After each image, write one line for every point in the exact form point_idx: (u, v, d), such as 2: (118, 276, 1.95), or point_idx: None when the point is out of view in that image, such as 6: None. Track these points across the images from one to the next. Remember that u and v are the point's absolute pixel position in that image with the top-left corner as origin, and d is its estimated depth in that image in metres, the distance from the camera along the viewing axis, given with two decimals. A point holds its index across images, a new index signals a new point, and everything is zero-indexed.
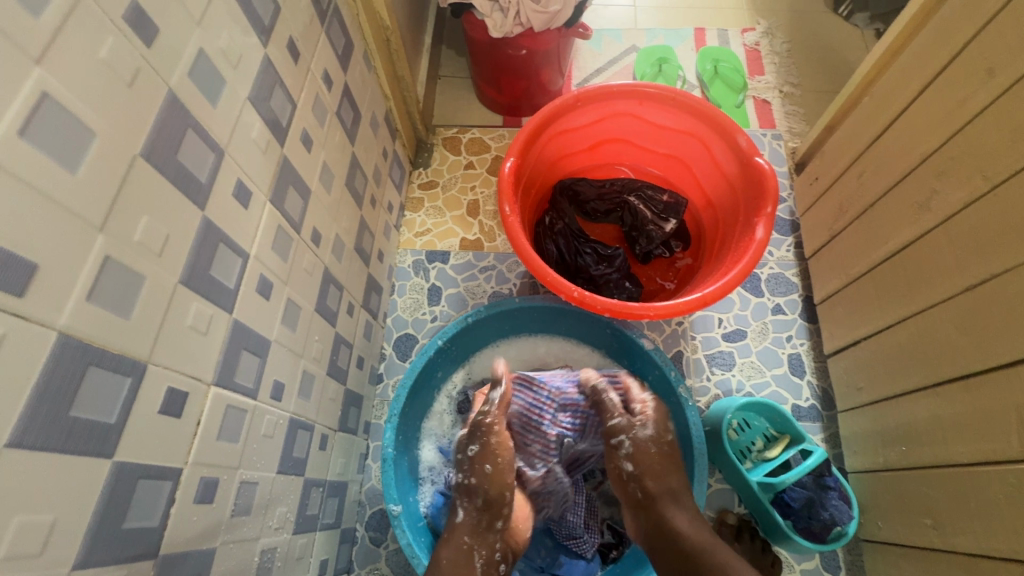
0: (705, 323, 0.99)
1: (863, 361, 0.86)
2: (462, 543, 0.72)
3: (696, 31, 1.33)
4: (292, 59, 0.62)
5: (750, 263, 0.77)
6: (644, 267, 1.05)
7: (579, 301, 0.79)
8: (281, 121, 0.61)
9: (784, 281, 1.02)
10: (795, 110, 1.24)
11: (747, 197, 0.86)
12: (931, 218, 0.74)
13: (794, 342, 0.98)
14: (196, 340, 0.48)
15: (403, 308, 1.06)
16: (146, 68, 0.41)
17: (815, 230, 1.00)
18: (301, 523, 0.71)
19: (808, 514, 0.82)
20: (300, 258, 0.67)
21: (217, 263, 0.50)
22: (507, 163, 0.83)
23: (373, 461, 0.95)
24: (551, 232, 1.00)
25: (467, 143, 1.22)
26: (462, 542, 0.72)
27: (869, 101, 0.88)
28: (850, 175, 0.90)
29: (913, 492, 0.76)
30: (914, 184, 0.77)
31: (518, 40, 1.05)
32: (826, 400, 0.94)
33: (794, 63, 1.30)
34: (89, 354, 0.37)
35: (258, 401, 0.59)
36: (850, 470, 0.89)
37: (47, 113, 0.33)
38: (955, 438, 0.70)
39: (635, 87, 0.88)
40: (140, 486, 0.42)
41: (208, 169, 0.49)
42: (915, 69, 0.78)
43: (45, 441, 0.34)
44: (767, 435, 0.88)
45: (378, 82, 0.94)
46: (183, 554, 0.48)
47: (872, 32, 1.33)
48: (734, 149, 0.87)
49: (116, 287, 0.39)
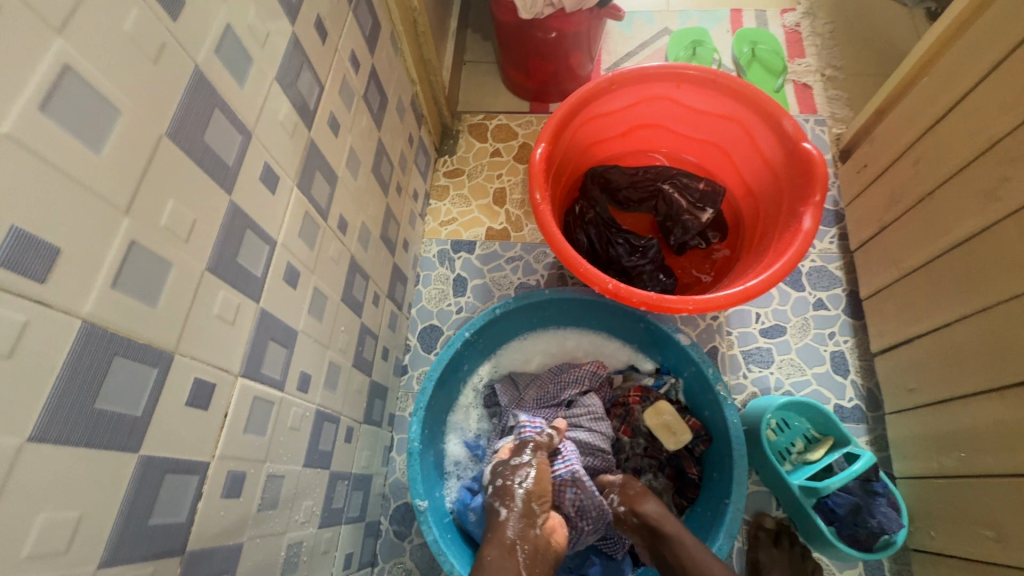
0: (742, 318, 0.95)
1: (916, 360, 0.81)
2: (504, 538, 0.64)
3: (732, 12, 1.27)
4: (320, 39, 0.60)
5: (798, 255, 0.73)
6: (678, 259, 1.01)
7: (614, 293, 0.76)
8: (308, 103, 0.59)
9: (827, 275, 0.97)
10: (839, 94, 1.18)
11: (793, 185, 0.81)
12: (1000, 208, 0.68)
13: (837, 339, 0.93)
14: (223, 330, 0.46)
15: (428, 299, 1.04)
16: (172, 43, 0.38)
17: (862, 221, 0.94)
18: (326, 516, 0.69)
19: (853, 521, 0.77)
20: (326, 246, 0.65)
21: (244, 250, 0.48)
22: (539, 149, 0.79)
23: (397, 454, 0.94)
24: (581, 221, 0.97)
25: (493, 130, 1.18)
26: (506, 539, 0.64)
27: (929, 82, 0.81)
28: (904, 162, 0.85)
29: (972, 502, 0.71)
30: (980, 171, 0.71)
31: (548, 22, 1.00)
32: (872, 401, 0.89)
33: (838, 44, 1.23)
34: (114, 343, 0.35)
35: (284, 394, 0.57)
36: (899, 476, 0.84)
37: (68, 87, 0.31)
38: (1022, 446, 0.65)
39: (675, 68, 0.83)
40: (167, 480, 0.41)
41: (235, 152, 0.46)
42: (982, 47, 0.72)
43: (69, 435, 0.33)
44: (808, 437, 0.84)
45: (405, 65, 0.91)
46: (210, 550, 0.46)
47: (923, 10, 1.25)
48: (780, 134, 0.81)
49: (142, 273, 0.37)
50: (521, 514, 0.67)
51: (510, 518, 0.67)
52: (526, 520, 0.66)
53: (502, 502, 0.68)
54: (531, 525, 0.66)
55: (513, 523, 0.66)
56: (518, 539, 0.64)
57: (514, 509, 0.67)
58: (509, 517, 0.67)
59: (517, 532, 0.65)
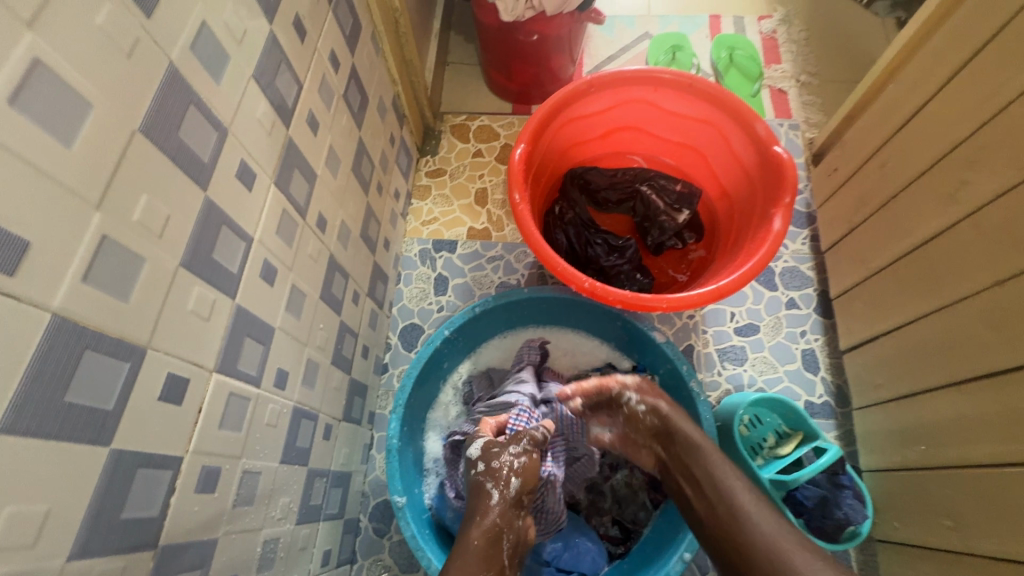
0: (717, 317, 0.97)
1: (882, 357, 0.84)
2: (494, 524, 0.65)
3: (711, 18, 1.30)
4: (299, 38, 0.60)
5: (768, 255, 0.75)
6: (656, 259, 1.03)
7: (590, 292, 0.77)
8: (287, 102, 0.59)
9: (799, 275, 1.00)
10: (813, 100, 1.21)
11: (765, 187, 0.84)
12: (959, 209, 0.71)
13: (808, 337, 0.96)
14: (198, 326, 0.46)
15: (409, 298, 1.04)
16: (146, 39, 0.39)
17: (833, 222, 0.97)
18: (304, 513, 0.69)
19: (821, 513, 0.80)
20: (305, 244, 0.66)
21: (219, 247, 0.49)
22: (518, 150, 0.80)
23: (377, 452, 0.94)
24: (561, 221, 0.98)
25: (475, 130, 1.19)
26: (493, 525, 0.65)
27: (895, 89, 0.84)
28: (871, 166, 0.88)
29: (932, 493, 0.74)
30: (940, 175, 0.74)
31: (529, 25, 1.02)
32: (841, 397, 0.92)
33: (813, 51, 1.27)
34: (84, 337, 0.35)
35: (261, 390, 0.57)
36: (866, 469, 0.87)
37: (38, 81, 0.32)
38: (979, 439, 0.67)
39: (651, 72, 0.85)
40: (139, 474, 0.41)
41: (211, 148, 0.47)
42: (944, 56, 0.75)
43: (37, 427, 0.33)
44: (779, 432, 0.86)
45: (386, 65, 0.92)
46: (183, 545, 0.46)
47: (894, 20, 1.29)
48: (753, 138, 0.84)
49: (113, 268, 0.37)
50: (510, 503, 0.67)
51: (500, 503, 0.67)
52: (512, 509, 0.67)
53: (492, 486, 0.68)
54: (517, 516, 0.67)
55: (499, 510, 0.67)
56: (505, 528, 0.66)
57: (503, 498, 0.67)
58: (501, 503, 0.67)
59: (503, 522, 0.66)
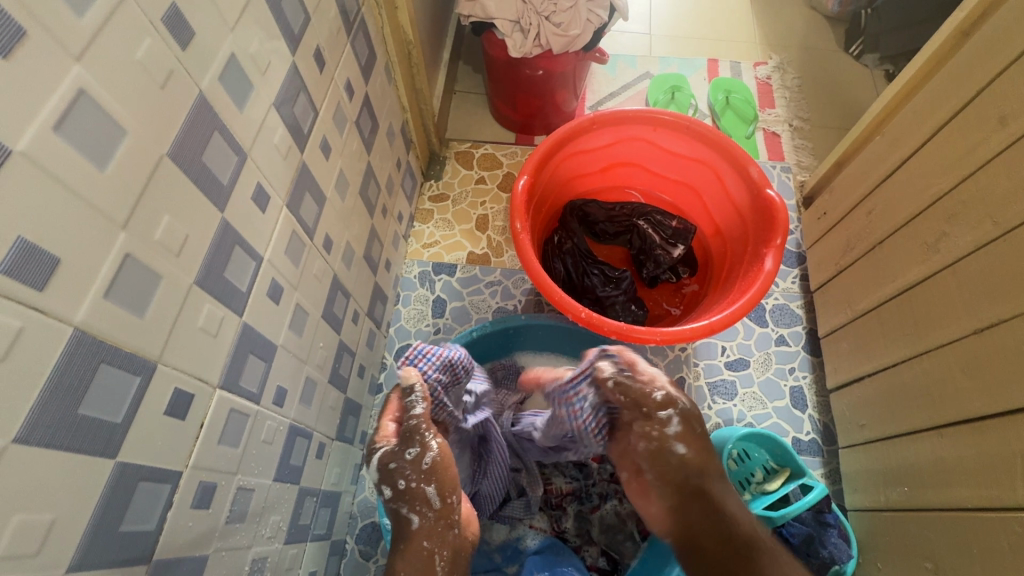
0: (709, 351, 0.99)
1: (867, 398, 0.86)
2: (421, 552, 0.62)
3: (709, 62, 1.36)
4: (318, 68, 0.63)
5: (758, 293, 0.77)
6: (650, 292, 1.05)
7: (586, 322, 0.79)
8: (302, 127, 0.62)
9: (789, 312, 1.02)
10: (805, 144, 1.26)
11: (758, 227, 0.87)
12: (939, 260, 0.74)
13: (796, 374, 0.98)
14: (206, 342, 0.47)
15: (406, 319, 1.06)
16: (180, 70, 0.41)
17: (821, 264, 1.00)
18: (293, 532, 0.69)
19: (806, 551, 0.81)
20: (311, 264, 0.68)
21: (232, 266, 0.50)
22: (521, 181, 0.83)
23: (368, 472, 0.94)
24: (559, 251, 1.01)
25: (479, 158, 1.23)
26: (422, 549, 0.62)
27: (882, 140, 0.89)
28: (859, 212, 0.91)
29: (915, 535, 0.75)
30: (923, 225, 0.78)
31: (536, 61, 1.06)
32: (827, 435, 0.94)
33: (805, 98, 1.32)
34: (101, 352, 0.36)
35: (260, 407, 0.58)
36: (851, 508, 0.88)
37: (81, 109, 0.33)
38: (959, 483, 0.69)
39: (651, 113, 0.89)
40: (141, 488, 0.41)
41: (230, 172, 0.49)
42: (927, 113, 0.79)
43: (49, 439, 0.33)
44: (767, 468, 0.87)
45: (397, 94, 0.95)
46: (176, 560, 0.47)
47: (882, 73, 1.35)
48: (747, 180, 0.87)
49: (133, 284, 0.39)
50: (436, 518, 0.64)
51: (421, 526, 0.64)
52: (441, 523, 0.64)
53: (432, 487, 0.64)
54: (448, 527, 0.64)
55: (428, 529, 0.64)
56: (435, 548, 0.63)
57: (428, 515, 0.64)
58: (422, 526, 0.63)
59: (433, 540, 0.63)
